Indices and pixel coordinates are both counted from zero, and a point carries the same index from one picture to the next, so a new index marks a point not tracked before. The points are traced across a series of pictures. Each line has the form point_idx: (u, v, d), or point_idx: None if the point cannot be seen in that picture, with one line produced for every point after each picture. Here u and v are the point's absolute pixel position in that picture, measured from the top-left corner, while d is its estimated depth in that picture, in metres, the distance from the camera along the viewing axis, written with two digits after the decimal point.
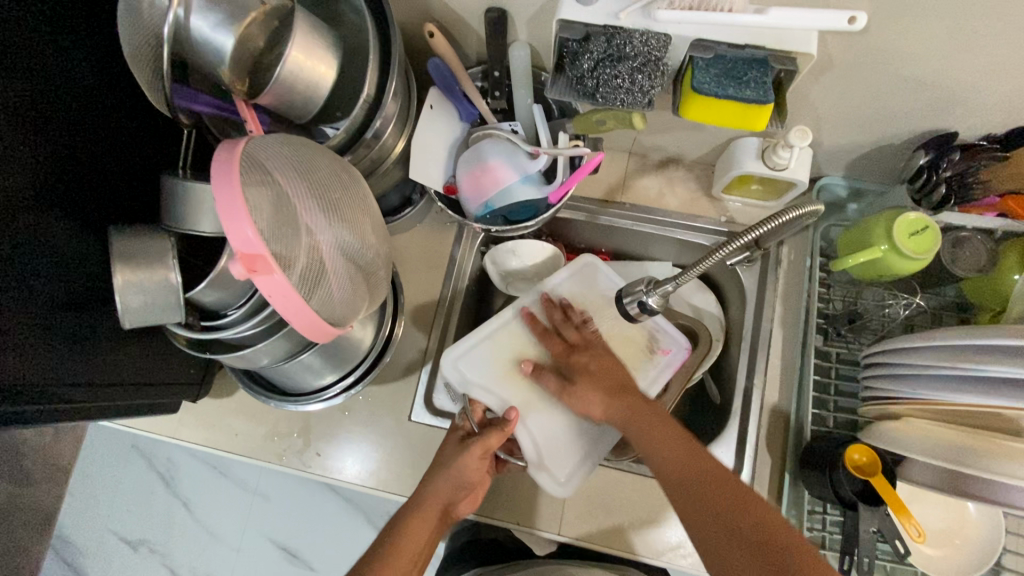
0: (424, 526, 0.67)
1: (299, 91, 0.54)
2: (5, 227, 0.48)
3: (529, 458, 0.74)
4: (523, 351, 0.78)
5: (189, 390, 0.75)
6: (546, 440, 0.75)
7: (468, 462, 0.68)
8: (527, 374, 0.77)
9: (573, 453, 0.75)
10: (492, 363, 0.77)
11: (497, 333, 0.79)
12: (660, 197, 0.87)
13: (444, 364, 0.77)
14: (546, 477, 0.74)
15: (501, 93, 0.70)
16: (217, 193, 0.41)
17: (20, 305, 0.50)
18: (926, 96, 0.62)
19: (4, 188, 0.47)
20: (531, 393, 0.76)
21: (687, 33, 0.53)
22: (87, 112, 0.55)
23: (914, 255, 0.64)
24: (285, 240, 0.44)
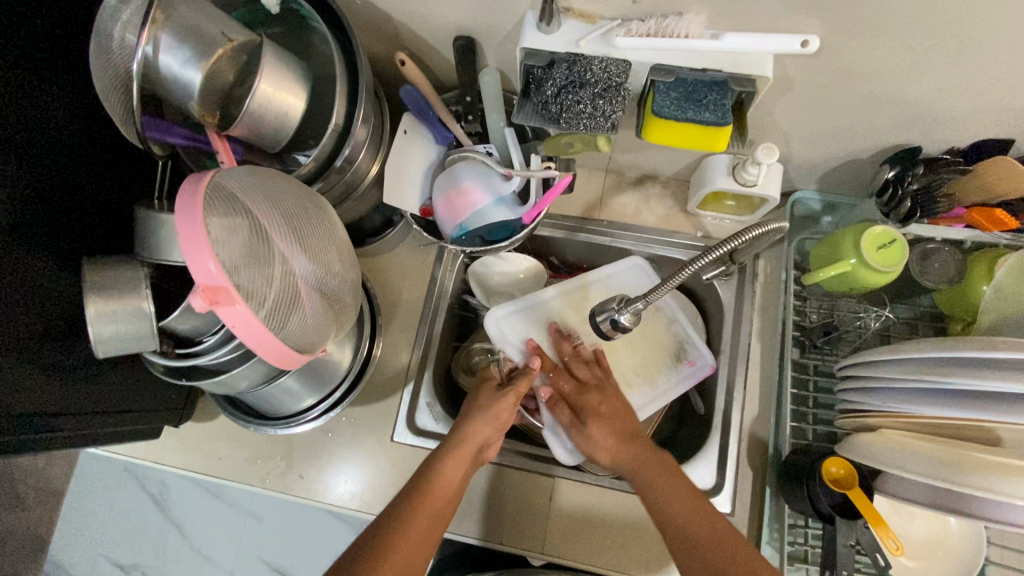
0: (459, 467, 0.69)
1: (269, 122, 0.55)
2: None
3: (545, 421, 0.81)
4: (559, 330, 0.85)
5: (170, 415, 0.76)
6: (565, 411, 0.82)
7: (503, 402, 0.74)
8: (559, 352, 0.84)
9: (589, 428, 0.81)
10: (532, 331, 0.84)
11: (540, 308, 0.86)
12: (637, 214, 0.88)
13: (488, 318, 0.84)
14: (559, 441, 0.80)
15: (474, 117, 0.72)
16: (181, 225, 0.42)
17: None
18: (885, 112, 0.64)
19: None
20: (561, 367, 0.83)
21: (645, 58, 0.55)
22: (62, 146, 0.56)
23: (881, 268, 0.65)
24: (249, 272, 0.44)
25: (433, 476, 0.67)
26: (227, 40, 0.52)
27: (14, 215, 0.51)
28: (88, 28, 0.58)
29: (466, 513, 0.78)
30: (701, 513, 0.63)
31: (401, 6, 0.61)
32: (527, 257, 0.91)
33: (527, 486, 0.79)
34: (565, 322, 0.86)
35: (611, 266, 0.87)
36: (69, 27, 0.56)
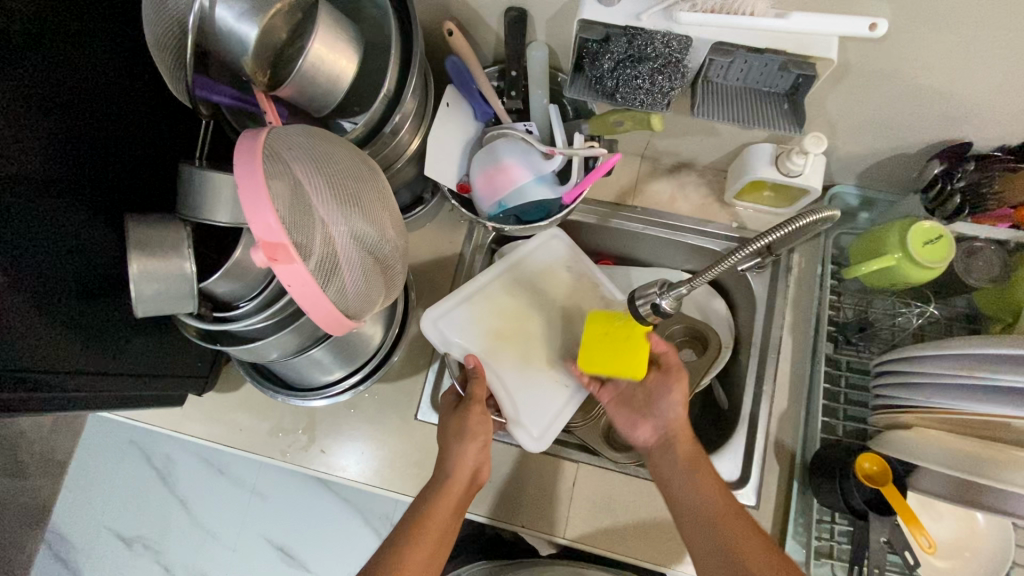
0: (454, 495, 0.67)
1: (320, 84, 0.54)
2: (17, 213, 0.48)
3: (507, 415, 0.77)
4: (499, 316, 0.81)
5: (194, 382, 0.75)
6: (517, 395, 0.78)
7: (477, 420, 0.71)
8: (502, 337, 0.80)
9: (547, 413, 0.77)
10: (472, 323, 0.80)
11: (477, 297, 0.81)
12: (672, 202, 0.87)
13: (425, 322, 0.78)
14: (522, 433, 0.76)
15: (517, 93, 0.70)
16: (240, 179, 0.41)
17: (26, 291, 0.49)
18: (941, 105, 0.62)
19: (16, 173, 0.47)
20: (503, 352, 0.80)
21: (707, 36, 0.53)
22: (104, 100, 0.55)
23: (927, 264, 0.64)
24: (302, 225, 0.43)
25: (412, 532, 0.64)
26: None
27: (49, 162, 0.50)
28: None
29: (489, 495, 0.77)
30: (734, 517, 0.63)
31: None
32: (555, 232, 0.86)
33: (548, 469, 0.78)
34: (507, 306, 0.82)
35: (536, 240, 0.85)
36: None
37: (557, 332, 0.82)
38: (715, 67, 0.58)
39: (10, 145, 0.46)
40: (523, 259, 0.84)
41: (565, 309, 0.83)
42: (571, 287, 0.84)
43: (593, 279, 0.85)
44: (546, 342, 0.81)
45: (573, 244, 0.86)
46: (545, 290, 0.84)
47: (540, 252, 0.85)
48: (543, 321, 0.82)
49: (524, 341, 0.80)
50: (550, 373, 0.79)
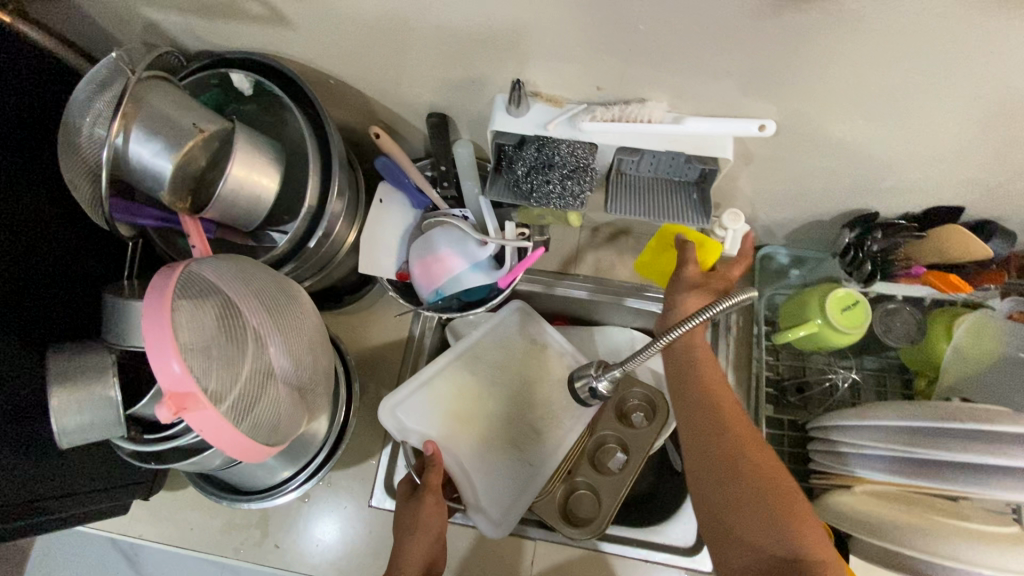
0: None
1: (242, 205, 0.56)
2: None
3: (467, 500, 0.77)
4: (458, 397, 0.82)
5: (139, 489, 0.73)
6: (478, 480, 0.78)
7: (431, 510, 0.70)
8: (462, 419, 0.80)
9: (508, 496, 0.78)
10: (431, 407, 0.80)
11: (434, 380, 0.82)
12: (612, 269, 0.90)
13: (384, 413, 0.78)
14: (482, 519, 0.76)
15: (449, 184, 0.74)
16: (147, 321, 0.42)
17: None
18: (841, 180, 0.67)
19: None
20: (463, 434, 0.80)
21: (612, 141, 0.56)
22: (25, 230, 0.55)
23: (846, 330, 0.67)
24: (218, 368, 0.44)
25: None
26: (199, 131, 0.52)
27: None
28: (47, 104, 0.57)
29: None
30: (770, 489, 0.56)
31: (373, 85, 0.62)
32: (512, 300, 0.88)
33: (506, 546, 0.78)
34: (466, 387, 0.82)
35: (504, 310, 0.87)
36: (23, 100, 0.55)
37: (518, 411, 0.83)
38: (626, 163, 0.61)
39: None
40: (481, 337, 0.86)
41: (525, 384, 0.84)
42: (531, 366, 0.85)
43: (557, 352, 0.86)
44: (509, 423, 0.82)
45: (529, 311, 0.88)
46: (503, 367, 0.85)
47: (500, 324, 0.87)
48: (503, 400, 0.83)
49: (486, 422, 0.81)
50: (512, 453, 0.80)
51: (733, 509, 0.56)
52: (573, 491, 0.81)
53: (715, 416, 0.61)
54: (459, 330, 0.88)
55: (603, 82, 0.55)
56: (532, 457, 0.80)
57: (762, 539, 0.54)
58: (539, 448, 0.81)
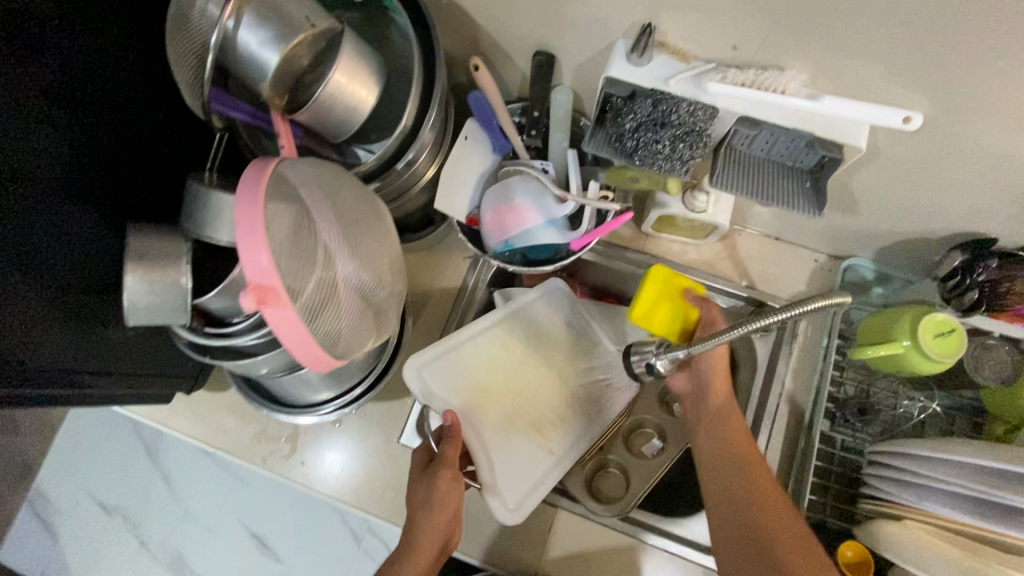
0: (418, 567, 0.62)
1: (337, 113, 0.54)
2: (32, 218, 0.48)
3: (482, 479, 0.73)
4: (487, 369, 0.78)
5: (184, 382, 0.75)
6: (497, 457, 0.74)
7: (449, 486, 0.66)
8: (486, 393, 0.77)
9: (525, 482, 0.74)
10: (456, 376, 0.77)
11: (464, 347, 0.78)
12: (683, 254, 0.86)
13: (409, 369, 0.75)
14: (497, 502, 0.72)
15: (537, 132, 0.70)
16: (240, 200, 0.41)
17: (37, 294, 0.50)
18: (969, 198, 0.61)
19: (31, 178, 0.47)
20: (486, 409, 0.76)
21: (736, 108, 0.52)
22: (119, 106, 0.55)
23: (936, 357, 0.62)
24: (296, 262, 0.42)
25: None
26: (310, 26, 0.50)
27: (51, 164, 0.49)
28: None
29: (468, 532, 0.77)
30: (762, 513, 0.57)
31: (487, 12, 0.59)
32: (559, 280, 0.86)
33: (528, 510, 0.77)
34: (494, 361, 0.79)
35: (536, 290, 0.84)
36: None
37: (543, 395, 0.80)
38: (739, 136, 0.56)
39: (26, 148, 0.47)
40: (517, 308, 0.82)
41: (556, 369, 0.81)
42: (558, 352, 0.82)
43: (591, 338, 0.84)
44: (533, 405, 0.78)
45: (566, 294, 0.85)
46: (533, 348, 0.81)
47: (530, 301, 0.83)
48: (532, 381, 0.80)
49: (512, 399, 0.78)
50: (533, 437, 0.77)
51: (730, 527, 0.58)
52: (603, 467, 0.80)
53: (720, 434, 0.64)
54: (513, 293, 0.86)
55: (741, 42, 0.51)
56: (553, 446, 0.77)
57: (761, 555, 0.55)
58: (562, 439, 0.78)
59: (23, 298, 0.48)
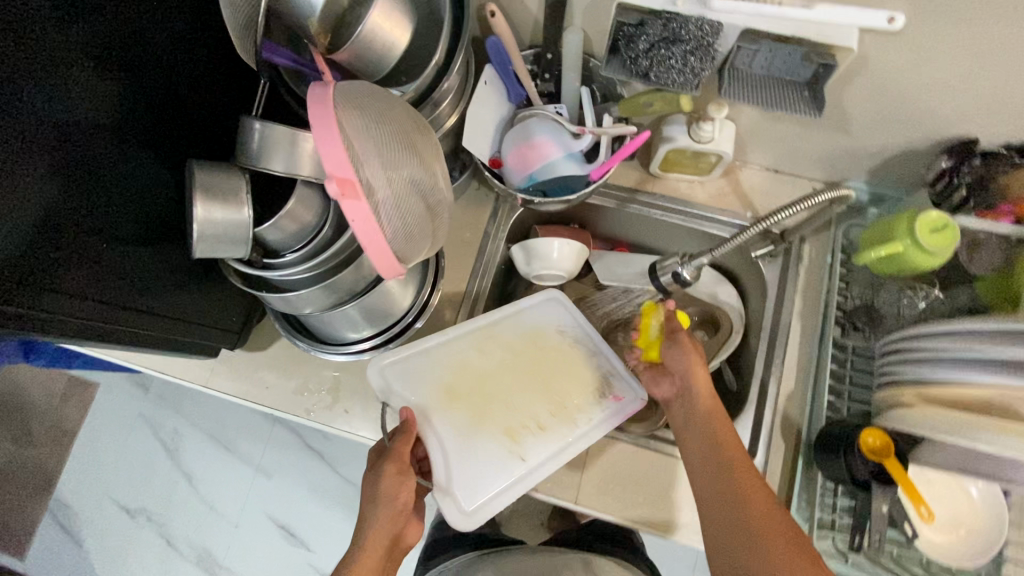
0: (372, 561, 0.68)
1: (375, 50, 0.58)
2: (82, 155, 0.52)
3: (438, 479, 0.74)
4: (456, 372, 0.80)
5: (227, 338, 0.79)
6: (457, 460, 0.75)
7: (393, 480, 0.70)
8: (455, 395, 0.79)
9: (486, 485, 0.74)
10: (424, 378, 0.79)
11: (433, 350, 0.81)
12: (690, 191, 0.91)
13: (372, 369, 0.78)
14: (450, 503, 0.73)
15: (550, 76, 0.76)
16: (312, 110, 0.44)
17: (84, 228, 0.54)
18: (951, 101, 0.67)
19: (84, 119, 0.51)
20: (452, 410, 0.78)
21: (738, 23, 0.58)
22: (172, 60, 0.59)
23: (932, 251, 0.68)
24: (365, 153, 0.45)
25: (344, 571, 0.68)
26: None
27: (109, 108, 0.53)
28: None
29: None
30: (743, 517, 0.63)
31: None
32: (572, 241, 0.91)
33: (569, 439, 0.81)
34: (466, 366, 0.81)
35: (530, 298, 0.87)
36: None
37: (518, 399, 0.80)
38: (741, 54, 0.63)
39: (83, 90, 0.51)
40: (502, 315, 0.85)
41: (533, 373, 0.82)
42: (542, 358, 0.83)
43: (578, 347, 0.85)
44: (507, 409, 0.79)
45: (566, 302, 0.87)
46: (509, 355, 0.83)
47: (515, 309, 0.86)
48: (507, 388, 0.81)
49: (481, 402, 0.79)
50: (503, 440, 0.77)
51: (715, 528, 0.65)
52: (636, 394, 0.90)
53: (711, 440, 0.70)
54: (535, 248, 0.90)
55: None
56: (525, 452, 0.76)
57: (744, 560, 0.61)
58: (535, 444, 0.77)
59: (69, 230, 0.53)
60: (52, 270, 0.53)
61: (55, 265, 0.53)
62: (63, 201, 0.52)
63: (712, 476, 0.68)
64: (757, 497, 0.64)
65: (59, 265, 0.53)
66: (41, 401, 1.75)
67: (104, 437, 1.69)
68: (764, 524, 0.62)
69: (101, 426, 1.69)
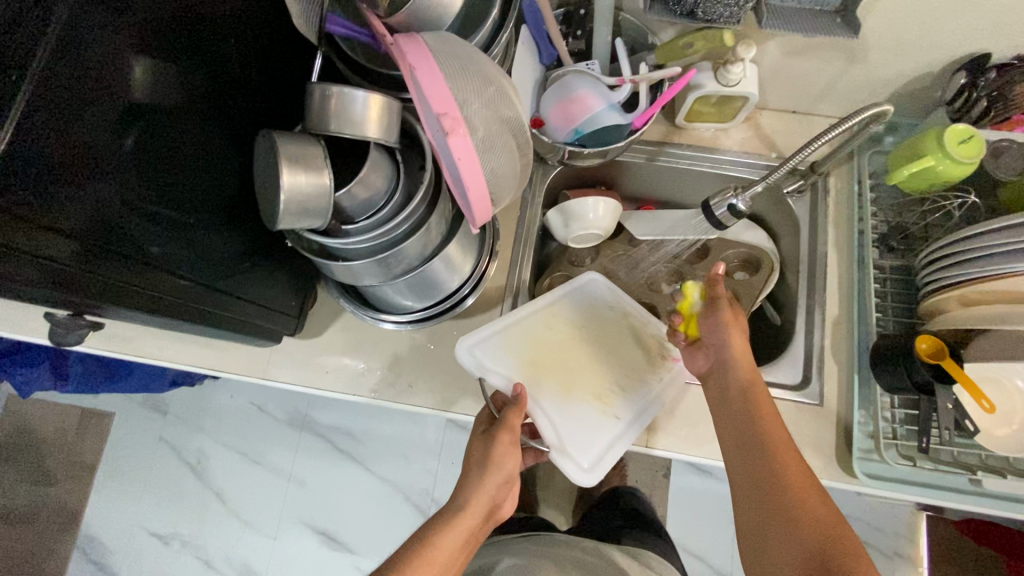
0: (473, 524, 0.69)
1: (433, 9, 0.59)
2: (164, 132, 0.52)
3: (550, 444, 0.77)
4: (537, 345, 0.83)
5: (287, 321, 0.80)
6: (563, 424, 0.79)
7: (504, 450, 0.72)
8: (541, 366, 0.82)
9: (594, 445, 0.78)
10: (508, 354, 0.81)
11: (510, 327, 0.83)
12: (716, 138, 0.94)
13: (461, 350, 0.80)
14: (569, 463, 0.76)
15: (582, 33, 0.79)
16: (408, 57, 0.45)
17: (168, 204, 0.54)
18: (967, 18, 0.71)
19: (165, 95, 0.52)
20: (542, 380, 0.81)
21: None
22: (237, 38, 0.60)
23: (963, 159, 0.72)
24: (466, 92, 0.46)
25: (439, 531, 0.68)
26: None
27: (182, 85, 0.53)
28: None
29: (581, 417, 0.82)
30: (778, 494, 0.63)
31: None
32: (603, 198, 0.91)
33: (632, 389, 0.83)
34: (544, 340, 0.84)
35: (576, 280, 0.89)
36: None
37: (598, 367, 0.84)
38: None
39: (162, 66, 0.51)
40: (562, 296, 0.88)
41: (602, 345, 0.85)
42: (610, 329, 0.87)
43: (639, 319, 0.88)
44: (592, 375, 0.83)
45: (609, 284, 0.90)
46: (580, 328, 0.86)
47: (571, 289, 0.89)
48: (586, 358, 0.84)
49: (566, 371, 0.82)
50: (595, 403, 0.81)
51: (748, 502, 0.65)
52: None
53: (750, 415, 0.69)
54: (572, 210, 0.90)
55: None
56: (618, 411, 0.80)
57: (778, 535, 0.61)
58: (626, 404, 0.81)
59: (156, 209, 0.53)
60: (142, 250, 0.53)
61: (145, 242, 0.53)
62: (152, 179, 0.52)
63: (748, 452, 0.68)
64: (798, 476, 0.63)
65: (148, 244, 0.53)
66: (58, 437, 1.70)
67: (126, 466, 1.64)
68: (799, 500, 0.62)
69: (122, 454, 1.65)
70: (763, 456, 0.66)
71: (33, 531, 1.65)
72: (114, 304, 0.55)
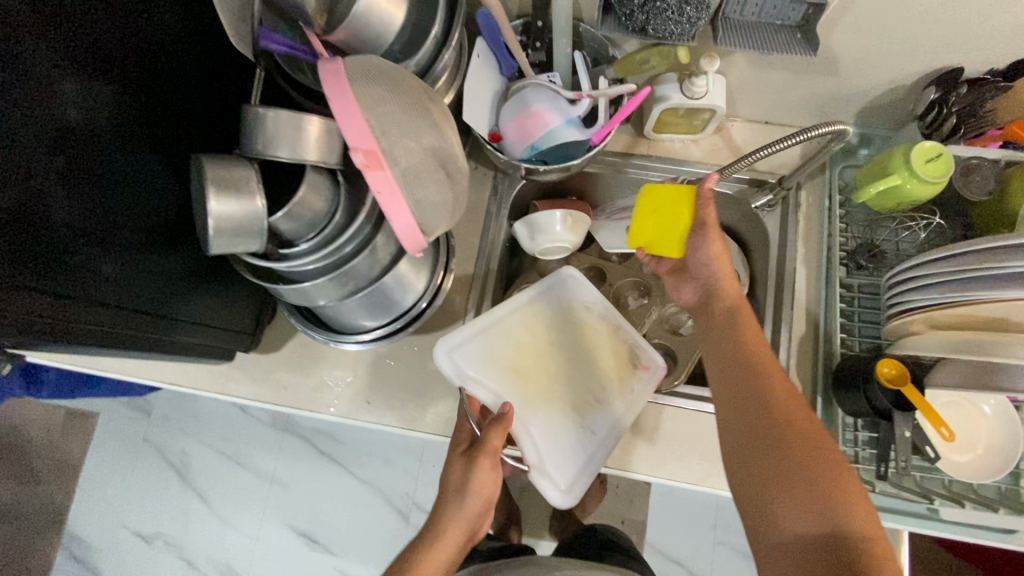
0: (450, 547, 0.70)
1: (372, 27, 0.58)
2: (90, 161, 0.50)
3: (528, 460, 0.77)
4: (516, 352, 0.82)
5: (242, 339, 0.79)
6: (541, 437, 0.78)
7: (483, 476, 0.69)
8: (520, 374, 0.81)
9: (568, 460, 0.78)
10: (486, 359, 0.80)
11: (490, 331, 0.82)
12: (685, 150, 0.92)
13: (440, 355, 0.78)
14: (544, 480, 0.77)
15: (541, 44, 0.76)
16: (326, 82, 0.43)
17: (103, 234, 0.52)
18: (936, 32, 0.69)
19: (87, 124, 0.50)
20: (520, 390, 0.80)
21: None
22: (165, 60, 0.58)
23: (930, 179, 0.70)
24: (388, 122, 0.45)
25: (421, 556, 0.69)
26: None
27: (107, 111, 0.52)
28: None
29: None
30: (786, 464, 0.56)
31: None
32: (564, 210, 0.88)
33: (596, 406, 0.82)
34: (523, 346, 0.82)
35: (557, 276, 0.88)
36: None
37: (576, 376, 0.82)
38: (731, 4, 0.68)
39: (81, 93, 0.49)
40: (543, 297, 0.86)
41: (582, 353, 0.84)
42: (590, 335, 0.85)
43: (619, 327, 0.86)
44: (570, 385, 0.82)
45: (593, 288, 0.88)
46: (560, 334, 0.84)
47: (551, 289, 0.87)
48: (563, 366, 0.83)
49: (545, 381, 0.81)
50: (572, 415, 0.80)
51: (744, 469, 0.58)
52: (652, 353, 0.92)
53: (752, 367, 0.61)
54: (537, 221, 0.88)
55: None
56: (595, 424, 0.79)
57: (790, 515, 0.54)
58: (602, 416, 0.80)
59: (89, 240, 0.51)
60: (80, 282, 0.51)
61: (82, 275, 0.51)
62: (82, 212, 0.50)
63: (750, 410, 0.60)
64: (809, 441, 0.56)
65: (85, 277, 0.51)
66: (41, 437, 1.70)
67: (109, 466, 1.65)
68: (821, 478, 0.54)
69: (105, 454, 1.66)
70: (767, 416, 0.58)
71: (18, 530, 1.66)
72: (65, 340, 0.53)
